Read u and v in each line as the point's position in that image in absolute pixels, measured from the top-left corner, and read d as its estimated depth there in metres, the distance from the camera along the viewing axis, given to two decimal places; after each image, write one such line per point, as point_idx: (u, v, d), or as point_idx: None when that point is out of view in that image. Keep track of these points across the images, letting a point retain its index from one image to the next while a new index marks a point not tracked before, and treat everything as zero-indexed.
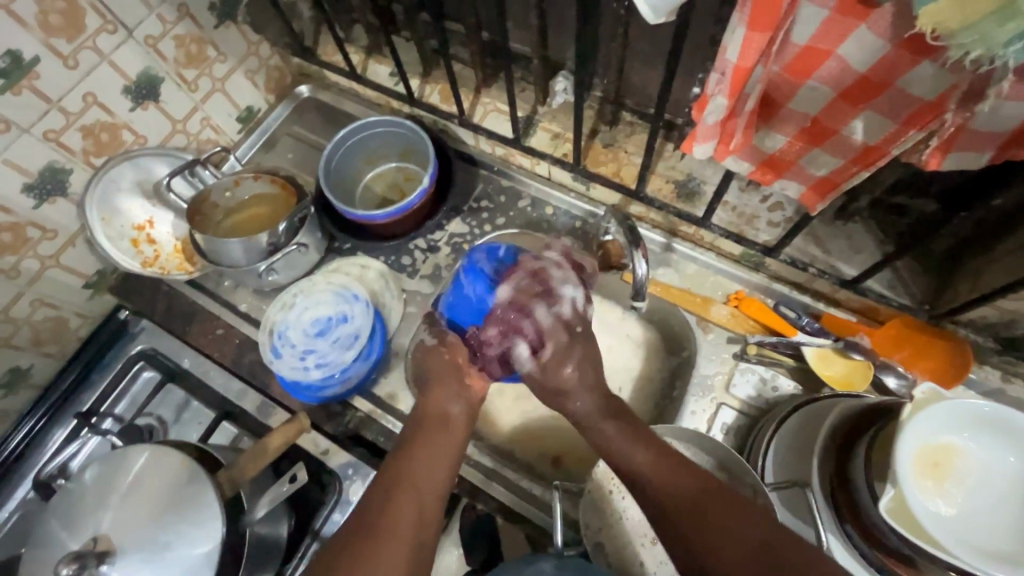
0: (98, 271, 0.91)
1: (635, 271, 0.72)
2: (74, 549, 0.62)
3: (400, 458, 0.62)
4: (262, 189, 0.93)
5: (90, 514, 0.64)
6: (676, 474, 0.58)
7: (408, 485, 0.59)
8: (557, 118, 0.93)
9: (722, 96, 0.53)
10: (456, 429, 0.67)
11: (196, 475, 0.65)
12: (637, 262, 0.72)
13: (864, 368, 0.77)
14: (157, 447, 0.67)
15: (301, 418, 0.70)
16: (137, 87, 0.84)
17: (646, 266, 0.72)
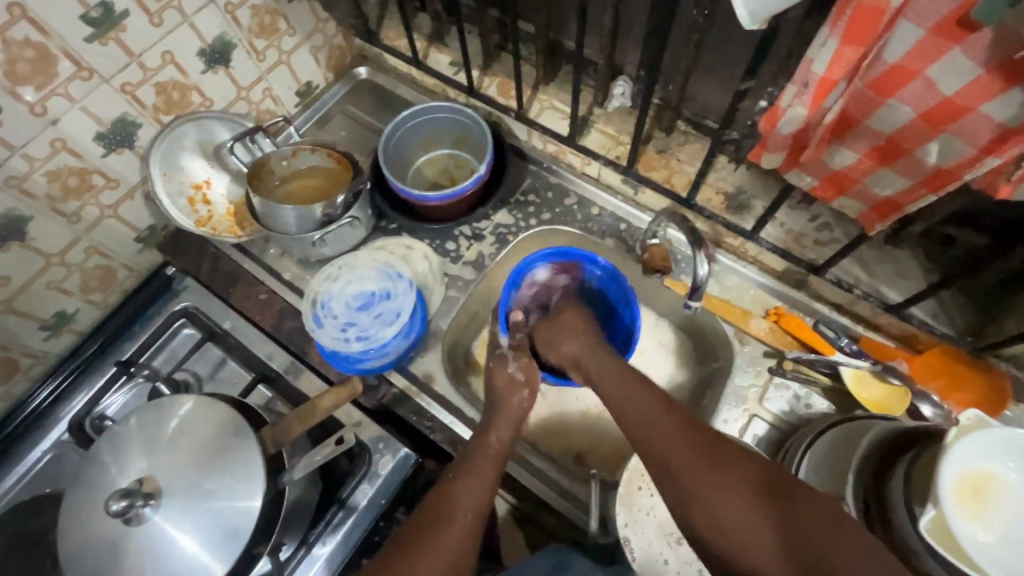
0: (150, 226, 0.93)
1: (696, 271, 0.76)
2: (121, 487, 0.63)
3: (441, 491, 0.66)
4: (318, 162, 0.95)
5: (135, 457, 0.66)
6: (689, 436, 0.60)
7: (439, 526, 0.62)
8: (612, 120, 0.94)
9: (802, 107, 0.54)
10: (502, 451, 0.72)
11: (242, 430, 0.66)
12: (700, 263, 0.75)
13: (902, 394, 0.78)
14: (204, 399, 0.68)
15: (354, 383, 0.71)
16: (211, 50, 0.86)
17: (708, 268, 0.75)
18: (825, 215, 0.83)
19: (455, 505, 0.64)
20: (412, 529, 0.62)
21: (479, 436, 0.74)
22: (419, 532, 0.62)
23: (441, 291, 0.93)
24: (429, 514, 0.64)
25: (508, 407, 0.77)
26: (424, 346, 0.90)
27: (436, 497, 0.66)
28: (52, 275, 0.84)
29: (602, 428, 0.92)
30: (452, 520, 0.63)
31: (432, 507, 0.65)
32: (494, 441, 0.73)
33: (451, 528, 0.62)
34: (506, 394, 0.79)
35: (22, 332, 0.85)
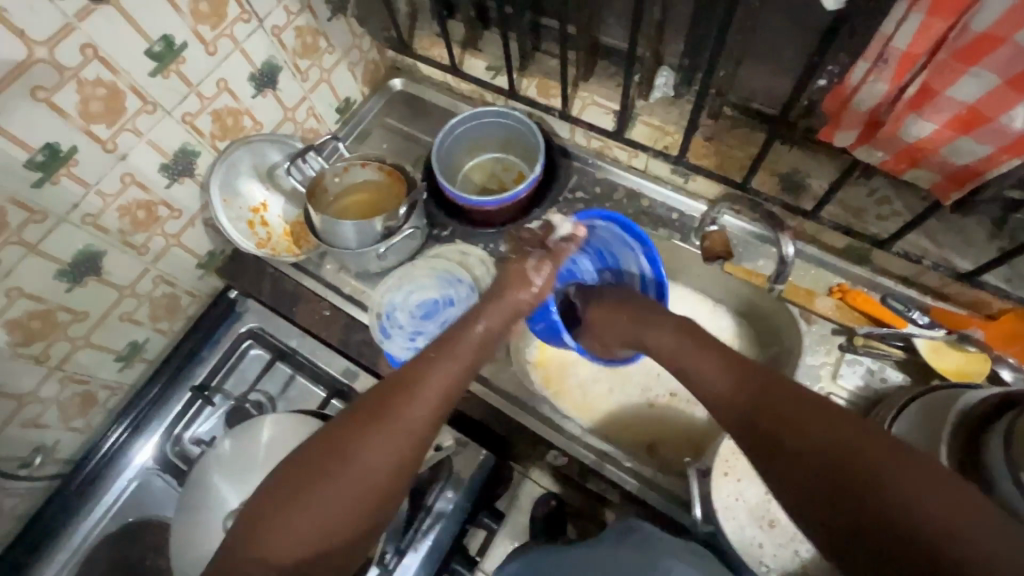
0: (209, 251, 0.95)
1: (782, 255, 0.78)
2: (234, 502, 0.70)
3: (417, 365, 0.66)
4: (369, 176, 0.96)
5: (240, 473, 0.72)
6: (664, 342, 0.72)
7: (414, 396, 0.62)
8: (656, 111, 0.94)
9: (883, 82, 0.57)
10: (483, 342, 0.71)
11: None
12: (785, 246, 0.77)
13: (981, 360, 0.77)
14: (284, 418, 0.74)
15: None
16: (260, 74, 0.88)
17: (795, 250, 0.77)
18: (884, 188, 0.83)
19: (411, 394, 0.62)
20: (373, 400, 0.62)
21: (463, 324, 0.72)
22: (373, 410, 0.61)
23: None
24: (398, 382, 0.64)
25: (504, 297, 0.75)
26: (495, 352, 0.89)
27: (410, 368, 0.66)
28: (124, 307, 0.85)
29: (670, 417, 0.93)
30: (418, 393, 0.63)
31: (403, 375, 0.65)
32: (475, 330, 0.72)
33: (416, 406, 0.62)
34: (511, 283, 0.75)
35: (99, 364, 0.87)
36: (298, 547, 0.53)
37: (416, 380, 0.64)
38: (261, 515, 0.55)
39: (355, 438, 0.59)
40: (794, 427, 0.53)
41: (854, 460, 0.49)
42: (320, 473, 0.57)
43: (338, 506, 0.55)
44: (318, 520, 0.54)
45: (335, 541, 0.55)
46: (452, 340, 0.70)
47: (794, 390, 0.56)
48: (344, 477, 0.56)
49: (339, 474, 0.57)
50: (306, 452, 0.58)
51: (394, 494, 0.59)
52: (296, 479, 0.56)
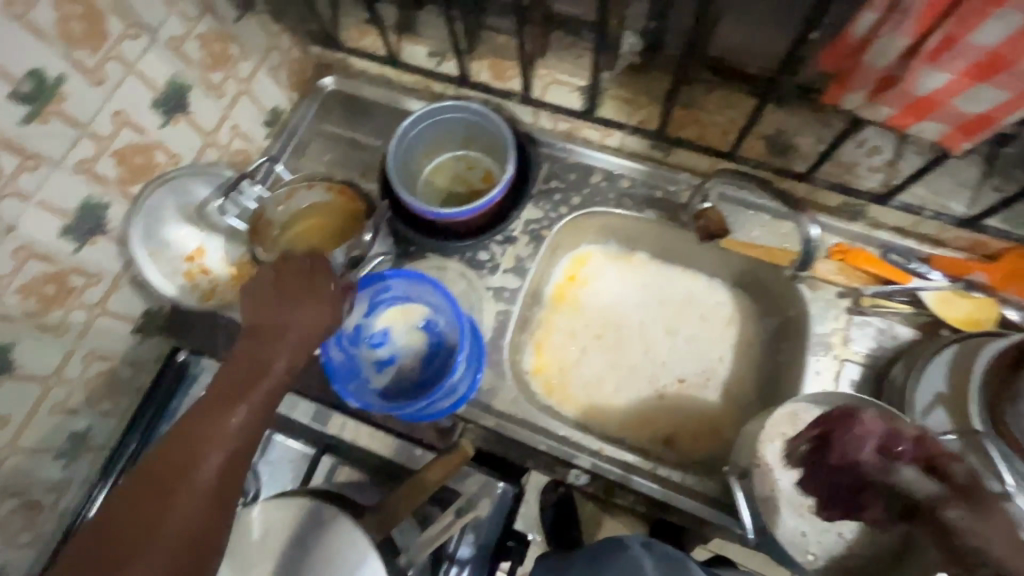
0: (144, 312, 0.81)
1: None
2: None
3: (204, 403, 0.61)
4: (318, 198, 0.84)
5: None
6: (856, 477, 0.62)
7: (185, 470, 0.56)
8: (624, 83, 0.86)
9: (900, 34, 0.51)
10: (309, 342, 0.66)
11: (336, 511, 0.61)
12: None
13: (989, 305, 0.75)
14: (269, 501, 0.63)
15: (464, 448, 0.68)
16: (166, 99, 0.74)
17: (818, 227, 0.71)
18: (873, 138, 0.78)
19: (230, 404, 0.60)
20: (156, 469, 0.57)
21: (234, 361, 0.64)
22: (198, 438, 0.58)
23: (490, 309, 0.85)
24: (174, 446, 0.58)
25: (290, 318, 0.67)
26: (492, 373, 0.81)
27: (203, 417, 0.60)
28: (54, 398, 0.72)
29: (683, 406, 0.88)
30: (209, 446, 0.58)
31: (208, 412, 0.60)
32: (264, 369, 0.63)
33: (188, 480, 0.56)
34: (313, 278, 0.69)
35: (36, 469, 0.74)
36: (163, 544, 0.53)
37: (193, 443, 0.58)
38: (122, 515, 0.54)
39: (186, 459, 0.57)
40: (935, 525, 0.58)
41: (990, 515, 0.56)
42: (162, 490, 0.55)
43: (191, 514, 0.55)
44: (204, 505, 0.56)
45: (190, 540, 0.54)
46: (259, 348, 0.65)
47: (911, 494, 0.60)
48: (180, 496, 0.56)
49: (170, 500, 0.55)
50: (149, 470, 0.56)
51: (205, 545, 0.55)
52: (149, 498, 0.55)
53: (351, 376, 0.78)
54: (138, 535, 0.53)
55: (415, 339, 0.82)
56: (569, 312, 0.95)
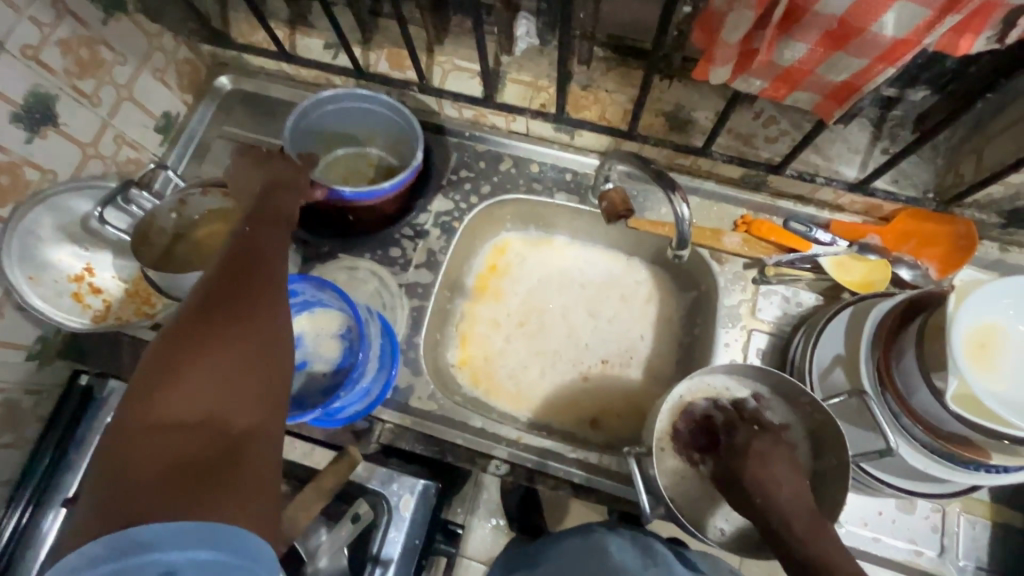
0: (38, 337, 0.78)
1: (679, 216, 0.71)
2: None
3: (241, 271, 0.51)
4: (214, 204, 0.81)
5: None
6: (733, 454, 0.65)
7: (230, 316, 0.47)
8: (524, 66, 0.85)
9: (750, 9, 0.50)
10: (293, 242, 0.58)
11: None
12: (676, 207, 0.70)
13: (882, 266, 0.77)
14: None
15: (353, 454, 0.67)
16: (29, 112, 0.69)
17: (688, 210, 0.70)
18: (768, 108, 0.79)
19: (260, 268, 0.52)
20: (183, 322, 0.46)
21: (256, 236, 0.56)
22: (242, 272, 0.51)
23: (404, 306, 0.84)
24: (217, 287, 0.49)
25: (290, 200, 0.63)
26: (408, 370, 0.81)
27: (238, 279, 0.50)
28: None
29: (608, 386, 0.88)
30: (251, 308, 0.49)
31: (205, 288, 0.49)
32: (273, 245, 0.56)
33: (230, 331, 0.46)
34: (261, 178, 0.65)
35: None
36: (173, 449, 0.40)
37: (230, 296, 0.49)
38: (117, 459, 0.40)
39: (229, 290, 0.49)
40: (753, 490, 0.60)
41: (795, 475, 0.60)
42: (179, 362, 0.44)
43: (228, 364, 0.45)
44: (188, 418, 0.42)
45: (252, 402, 0.45)
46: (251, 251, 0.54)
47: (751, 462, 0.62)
48: (215, 338, 0.45)
49: (207, 338, 0.45)
50: (151, 358, 0.45)
51: (204, 457, 0.41)
52: (156, 375, 0.44)
53: None
54: (165, 382, 0.43)
55: (324, 348, 0.77)
56: (491, 302, 0.92)
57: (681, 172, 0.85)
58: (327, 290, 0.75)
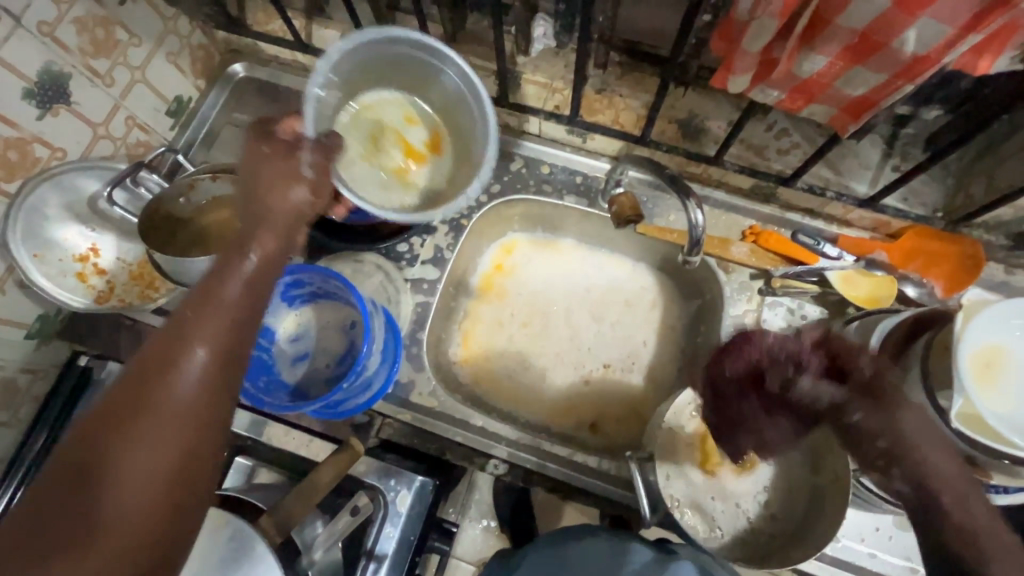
0: (39, 316, 0.77)
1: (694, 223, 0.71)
2: None
3: (176, 352, 0.44)
4: (222, 190, 0.80)
5: None
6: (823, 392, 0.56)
7: (149, 420, 0.41)
8: (540, 67, 0.84)
9: (772, 18, 0.50)
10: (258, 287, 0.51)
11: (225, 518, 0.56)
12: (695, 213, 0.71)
13: (887, 283, 0.78)
14: None
15: (355, 446, 0.68)
16: (41, 88, 0.69)
17: (703, 216, 0.71)
18: (781, 121, 0.79)
19: (195, 337, 0.45)
20: (101, 422, 0.41)
21: (201, 300, 0.48)
22: (162, 354, 0.44)
23: (409, 301, 0.83)
24: (146, 372, 0.43)
25: (271, 212, 0.55)
26: (410, 365, 0.81)
27: (169, 366, 0.44)
28: None
29: (607, 391, 0.88)
30: (177, 406, 0.43)
31: (131, 375, 0.43)
32: (221, 312, 0.48)
33: (149, 441, 0.41)
34: (268, 192, 0.56)
35: None
36: None
37: (155, 391, 0.43)
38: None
39: (146, 379, 0.43)
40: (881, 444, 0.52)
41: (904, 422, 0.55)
42: (74, 485, 0.39)
43: (136, 486, 0.40)
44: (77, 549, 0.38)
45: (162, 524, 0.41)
46: (191, 321, 0.46)
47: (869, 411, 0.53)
48: (134, 441, 0.41)
49: (131, 435, 0.41)
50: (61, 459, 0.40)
51: None
52: (71, 472, 0.39)
53: (249, 376, 0.72)
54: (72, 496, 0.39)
55: (330, 340, 0.77)
56: (495, 302, 0.92)
57: (693, 180, 0.85)
58: (329, 281, 0.74)
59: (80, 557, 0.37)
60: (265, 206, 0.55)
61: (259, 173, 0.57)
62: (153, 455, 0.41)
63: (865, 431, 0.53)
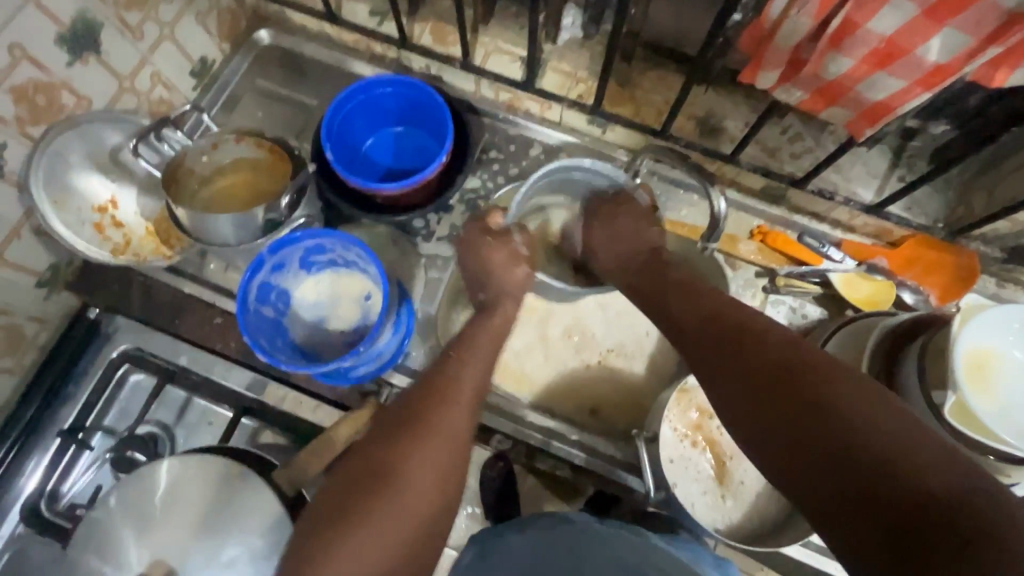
0: (51, 265, 0.77)
1: (716, 210, 0.72)
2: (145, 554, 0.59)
3: (439, 398, 0.57)
4: (245, 153, 0.80)
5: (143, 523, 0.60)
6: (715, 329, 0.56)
7: (420, 444, 0.52)
8: (566, 55, 0.86)
9: (807, 18, 0.53)
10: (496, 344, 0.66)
11: (242, 469, 0.61)
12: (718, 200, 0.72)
13: (887, 288, 0.81)
14: (184, 457, 0.62)
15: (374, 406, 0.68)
16: (73, 35, 0.69)
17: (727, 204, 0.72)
18: (796, 125, 0.82)
19: (451, 386, 0.58)
20: (382, 442, 0.52)
21: (448, 365, 0.61)
22: (436, 393, 0.57)
23: (422, 276, 0.84)
24: (417, 409, 0.56)
25: (506, 287, 0.71)
26: (419, 339, 0.82)
27: (435, 406, 0.56)
28: None
29: (610, 377, 0.89)
30: (437, 436, 0.53)
31: (411, 409, 0.56)
32: (465, 367, 0.62)
33: (419, 464, 0.51)
34: (507, 269, 0.72)
35: None
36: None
37: (424, 423, 0.54)
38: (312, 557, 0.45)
39: (419, 412, 0.55)
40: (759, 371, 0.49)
41: (788, 371, 0.48)
42: (367, 482, 0.49)
43: (407, 503, 0.48)
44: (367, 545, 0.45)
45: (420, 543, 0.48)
46: (444, 375, 0.60)
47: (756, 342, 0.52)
48: (409, 461, 0.51)
49: (405, 455, 0.51)
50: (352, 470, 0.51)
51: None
52: (363, 479, 0.50)
53: (266, 335, 0.73)
54: (364, 499, 0.48)
55: (344, 310, 0.78)
56: None
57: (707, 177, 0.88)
58: (350, 250, 0.75)
59: (364, 546, 0.45)
60: (498, 282, 0.72)
61: (490, 259, 0.72)
62: (425, 474, 0.50)
63: (755, 366, 0.50)
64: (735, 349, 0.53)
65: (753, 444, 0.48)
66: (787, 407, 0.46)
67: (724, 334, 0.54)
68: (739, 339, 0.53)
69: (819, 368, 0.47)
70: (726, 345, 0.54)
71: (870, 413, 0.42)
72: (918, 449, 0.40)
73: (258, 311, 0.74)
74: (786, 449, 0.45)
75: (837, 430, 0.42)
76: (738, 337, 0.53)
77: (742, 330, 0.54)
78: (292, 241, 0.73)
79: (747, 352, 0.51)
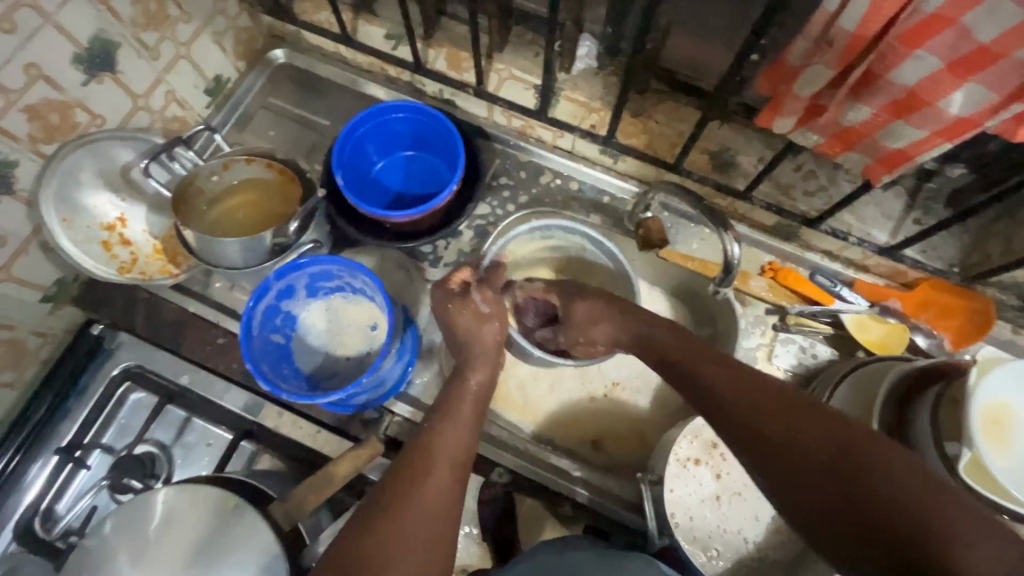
0: (57, 280, 0.77)
1: (727, 253, 0.70)
2: None
3: (411, 470, 0.55)
4: (255, 173, 0.80)
5: (136, 553, 0.60)
6: (733, 376, 0.57)
7: (400, 524, 0.51)
8: (580, 84, 0.83)
9: (828, 66, 0.52)
10: (478, 404, 0.64)
11: (238, 501, 0.60)
12: (728, 245, 0.70)
13: (900, 331, 0.80)
14: (176, 486, 0.61)
15: (374, 443, 0.68)
16: (90, 55, 0.69)
17: (739, 249, 0.70)
18: (810, 162, 0.81)
19: (433, 456, 0.57)
20: (359, 528, 0.51)
21: (422, 433, 0.60)
22: (411, 464, 0.56)
23: (427, 301, 0.84)
24: (394, 482, 0.55)
25: (478, 348, 0.66)
26: (423, 365, 0.81)
27: (409, 477, 0.55)
28: None
29: (614, 410, 0.88)
30: (413, 510, 0.52)
31: (388, 484, 0.55)
32: (439, 433, 0.59)
33: (401, 541, 0.50)
34: (475, 331, 0.66)
35: None
36: None
37: (399, 504, 0.52)
38: None
39: (399, 492, 0.53)
40: (797, 432, 0.50)
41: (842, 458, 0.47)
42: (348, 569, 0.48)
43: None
44: None
45: None
46: (419, 446, 0.58)
47: (789, 398, 0.53)
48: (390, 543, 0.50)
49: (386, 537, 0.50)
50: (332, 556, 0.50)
51: None
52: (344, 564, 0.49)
53: (270, 362, 0.74)
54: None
55: (350, 337, 0.78)
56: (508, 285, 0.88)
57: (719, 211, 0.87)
58: (357, 277, 0.75)
59: None
60: (468, 344, 0.66)
61: (455, 324, 0.67)
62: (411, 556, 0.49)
63: (802, 425, 0.50)
64: (770, 427, 0.52)
65: (808, 522, 0.48)
66: (848, 476, 0.46)
67: (762, 407, 0.53)
68: (782, 407, 0.52)
69: (853, 441, 0.48)
70: (765, 427, 0.52)
71: (932, 499, 0.43)
72: (974, 528, 0.41)
73: (265, 337, 0.74)
74: (846, 537, 0.46)
75: (888, 522, 0.44)
76: (776, 413, 0.52)
77: (784, 403, 0.53)
78: (301, 268, 0.74)
79: (786, 407, 0.52)
